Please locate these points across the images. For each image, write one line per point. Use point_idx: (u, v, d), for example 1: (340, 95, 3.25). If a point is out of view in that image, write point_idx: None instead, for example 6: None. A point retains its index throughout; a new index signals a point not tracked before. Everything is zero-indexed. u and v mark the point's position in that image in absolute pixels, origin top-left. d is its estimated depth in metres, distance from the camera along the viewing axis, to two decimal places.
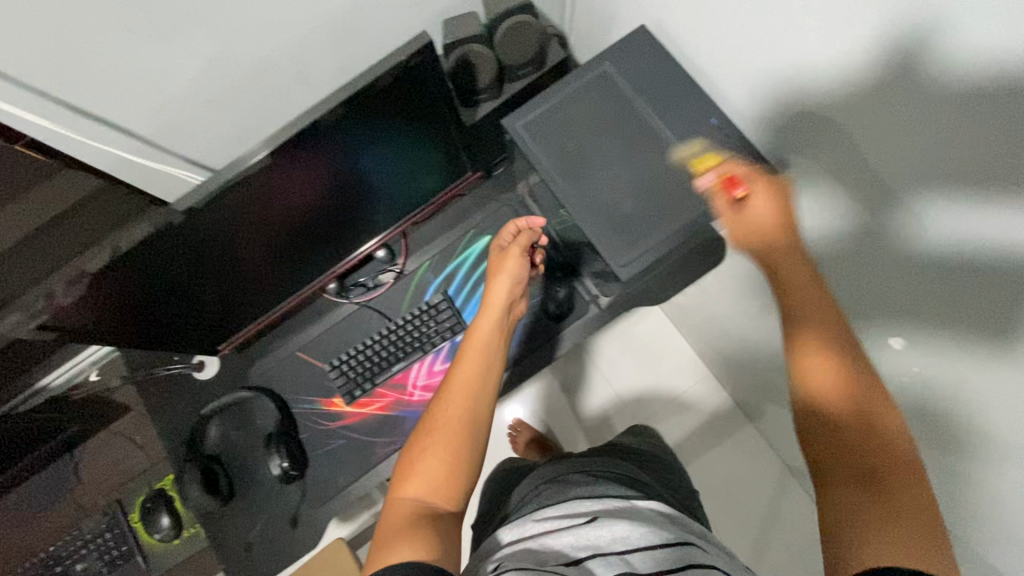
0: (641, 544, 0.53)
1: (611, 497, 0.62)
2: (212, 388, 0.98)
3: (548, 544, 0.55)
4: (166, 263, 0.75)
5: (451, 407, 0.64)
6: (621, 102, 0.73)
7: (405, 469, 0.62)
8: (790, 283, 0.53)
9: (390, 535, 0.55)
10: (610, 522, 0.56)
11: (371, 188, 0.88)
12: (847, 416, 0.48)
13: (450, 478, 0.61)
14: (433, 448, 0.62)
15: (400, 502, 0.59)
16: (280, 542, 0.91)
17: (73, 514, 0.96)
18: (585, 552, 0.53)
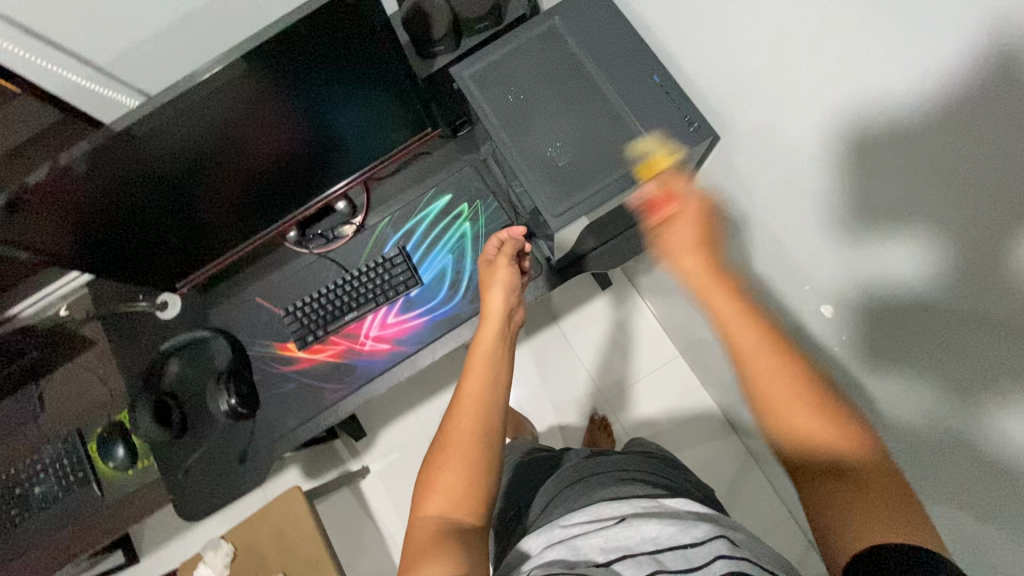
0: (666, 543, 0.61)
1: (637, 502, 0.71)
2: (174, 327, 1.01)
3: (580, 546, 0.63)
4: (123, 189, 0.76)
5: (464, 423, 0.67)
6: (568, 58, 0.74)
7: (425, 486, 0.65)
8: (739, 344, 0.55)
9: (415, 554, 0.58)
10: (639, 524, 0.64)
11: (334, 139, 0.89)
12: (826, 442, 0.49)
13: (469, 493, 0.63)
14: (451, 466, 0.64)
15: (423, 519, 0.62)
16: (227, 477, 0.94)
17: (35, 439, 1.01)
18: (617, 549, 0.61)
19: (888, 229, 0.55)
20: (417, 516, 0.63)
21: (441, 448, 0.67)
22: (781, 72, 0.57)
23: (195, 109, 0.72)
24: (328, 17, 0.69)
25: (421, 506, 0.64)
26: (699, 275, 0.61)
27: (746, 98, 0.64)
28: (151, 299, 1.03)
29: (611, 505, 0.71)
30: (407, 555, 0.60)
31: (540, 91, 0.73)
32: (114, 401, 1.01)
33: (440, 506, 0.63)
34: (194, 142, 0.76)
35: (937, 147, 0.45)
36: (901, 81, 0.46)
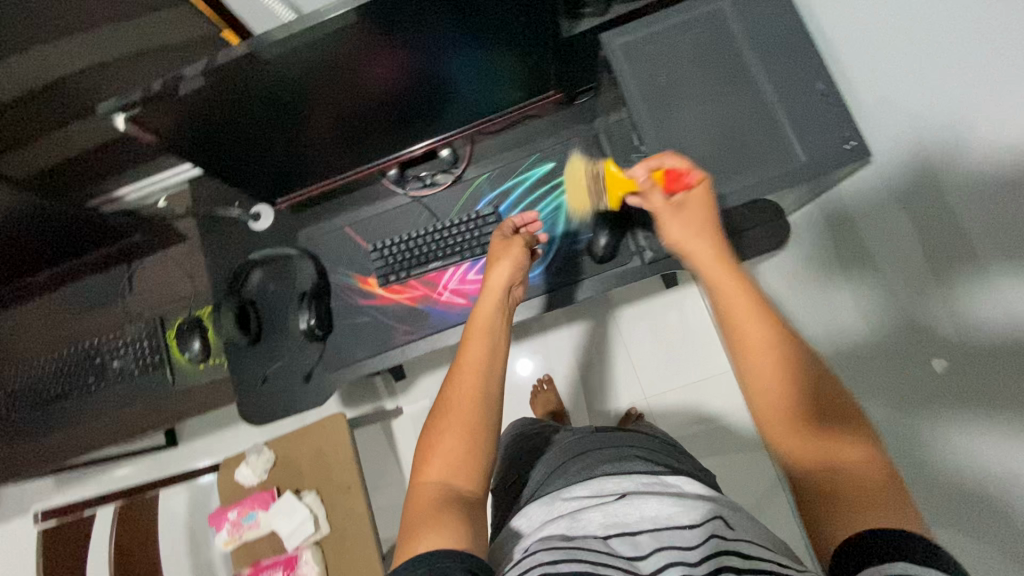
0: (657, 521, 0.63)
1: (638, 479, 0.72)
2: (264, 239, 1.04)
3: (579, 520, 0.64)
4: (245, 104, 0.78)
5: (467, 388, 0.67)
6: (727, 47, 0.70)
7: (424, 452, 0.65)
8: (726, 305, 0.55)
9: (416, 522, 0.58)
10: (637, 502, 0.66)
11: (446, 87, 0.87)
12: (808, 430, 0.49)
13: (468, 460, 0.63)
14: (451, 433, 0.64)
15: (424, 485, 0.62)
16: (291, 393, 0.97)
17: (120, 317, 1.06)
18: (618, 524, 0.63)
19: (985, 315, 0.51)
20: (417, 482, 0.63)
21: (439, 416, 0.67)
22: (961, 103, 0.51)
23: (324, 42, 0.72)
24: None
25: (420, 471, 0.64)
26: (703, 257, 0.58)
27: (900, 133, 0.60)
28: (245, 208, 1.05)
29: (612, 481, 0.73)
30: (406, 519, 0.60)
31: (690, 78, 0.70)
32: (197, 297, 1.05)
33: (439, 472, 0.63)
34: (287, 73, 0.75)
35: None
36: None
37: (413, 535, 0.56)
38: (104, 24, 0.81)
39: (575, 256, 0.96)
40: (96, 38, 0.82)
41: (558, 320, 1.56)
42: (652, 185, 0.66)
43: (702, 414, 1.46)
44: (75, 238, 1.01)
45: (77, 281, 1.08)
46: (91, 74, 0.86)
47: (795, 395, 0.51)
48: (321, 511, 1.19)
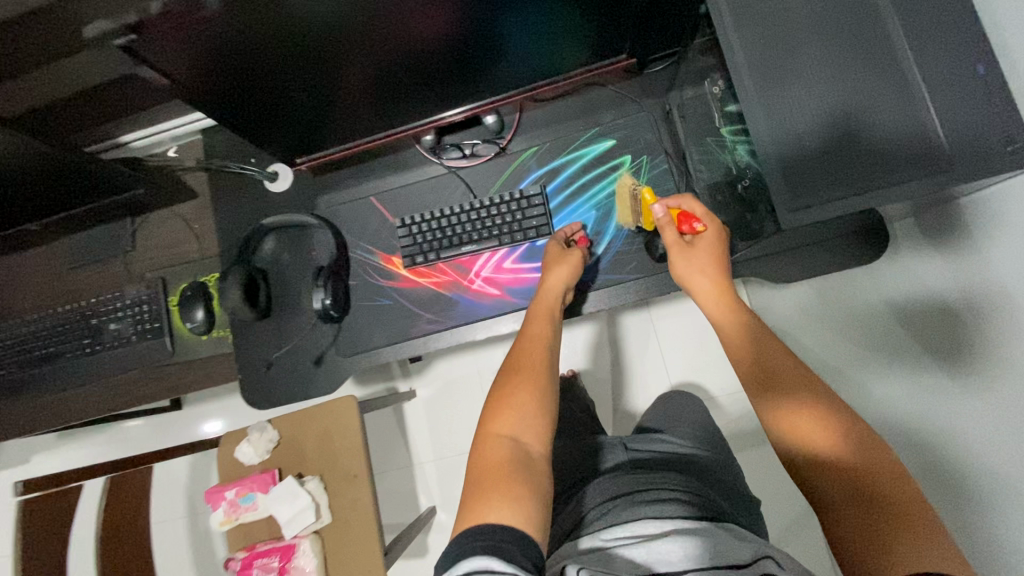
0: (700, 564, 0.52)
1: (681, 520, 0.60)
2: (280, 203, 0.93)
3: (616, 561, 0.54)
4: (264, 34, 0.64)
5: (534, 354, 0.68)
6: (862, 12, 0.56)
7: (489, 409, 0.64)
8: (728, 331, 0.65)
9: (484, 482, 0.55)
10: (681, 540, 0.55)
11: (500, 40, 0.73)
12: (820, 435, 0.53)
13: (538, 419, 0.62)
14: (523, 390, 0.64)
15: (492, 440, 0.60)
16: (300, 376, 0.87)
17: (121, 276, 0.98)
18: (658, 568, 0.52)
19: None
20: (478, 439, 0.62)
21: (502, 380, 0.67)
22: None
23: None
24: None
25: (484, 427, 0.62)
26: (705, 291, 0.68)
27: None
28: (262, 166, 0.94)
29: (654, 522, 0.61)
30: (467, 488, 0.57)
31: (809, 48, 0.57)
32: (204, 261, 0.95)
33: (506, 427, 0.61)
34: (325, 13, 0.63)
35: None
36: None
37: (479, 504, 0.53)
38: None
39: (630, 251, 0.84)
40: None
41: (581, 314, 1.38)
42: (669, 222, 0.72)
43: (739, 435, 1.28)
44: (74, 186, 0.91)
45: (76, 233, 0.99)
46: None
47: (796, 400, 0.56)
48: (323, 499, 1.11)
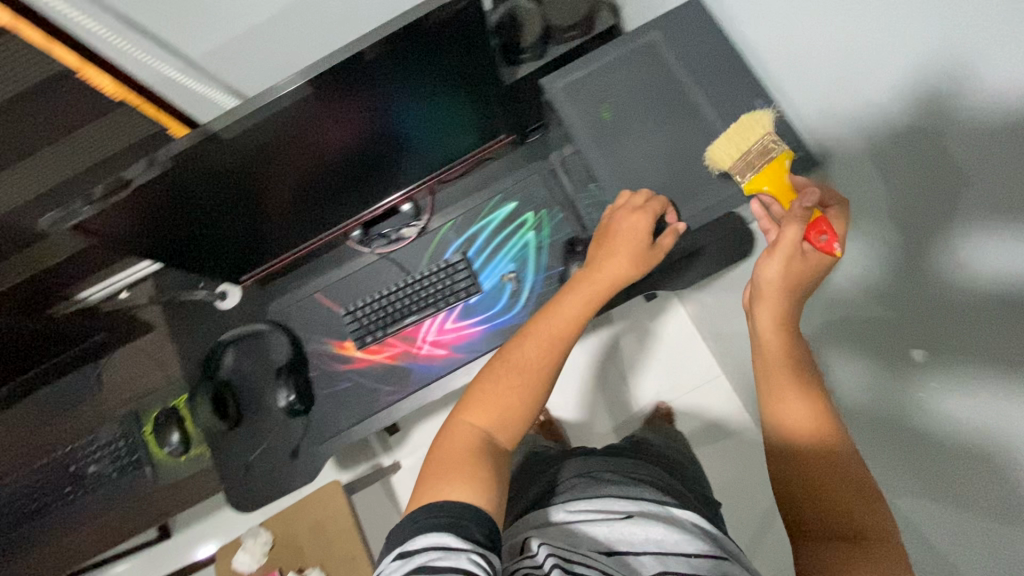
0: (664, 549, 0.60)
1: (647, 501, 0.68)
2: (233, 318, 1.02)
3: (580, 540, 0.63)
4: (198, 191, 0.77)
5: (531, 355, 0.62)
6: (666, 77, 0.72)
7: (476, 394, 0.61)
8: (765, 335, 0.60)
9: (446, 458, 0.56)
10: (645, 524, 0.63)
11: (398, 146, 0.88)
12: (821, 440, 0.57)
13: (514, 412, 0.60)
14: (512, 392, 0.61)
15: (462, 425, 0.60)
16: (280, 473, 0.94)
17: (95, 418, 1.03)
18: (619, 547, 0.61)
19: (942, 268, 0.50)
20: (456, 422, 0.61)
21: (501, 375, 0.62)
22: (885, 89, 0.50)
23: (270, 125, 0.72)
24: (431, 24, 0.68)
25: (462, 415, 0.61)
26: (772, 289, 0.58)
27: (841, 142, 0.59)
28: (210, 287, 1.03)
29: (620, 501, 0.68)
30: (430, 469, 0.57)
31: (630, 110, 0.71)
32: (171, 386, 1.02)
33: (485, 421, 0.60)
34: (238, 155, 0.74)
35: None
36: None
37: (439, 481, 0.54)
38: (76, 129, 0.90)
39: (550, 292, 0.96)
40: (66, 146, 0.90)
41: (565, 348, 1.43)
42: (800, 220, 0.55)
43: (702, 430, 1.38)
44: (34, 347, 0.99)
45: (43, 389, 1.05)
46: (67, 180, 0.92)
47: (830, 429, 0.57)
48: None
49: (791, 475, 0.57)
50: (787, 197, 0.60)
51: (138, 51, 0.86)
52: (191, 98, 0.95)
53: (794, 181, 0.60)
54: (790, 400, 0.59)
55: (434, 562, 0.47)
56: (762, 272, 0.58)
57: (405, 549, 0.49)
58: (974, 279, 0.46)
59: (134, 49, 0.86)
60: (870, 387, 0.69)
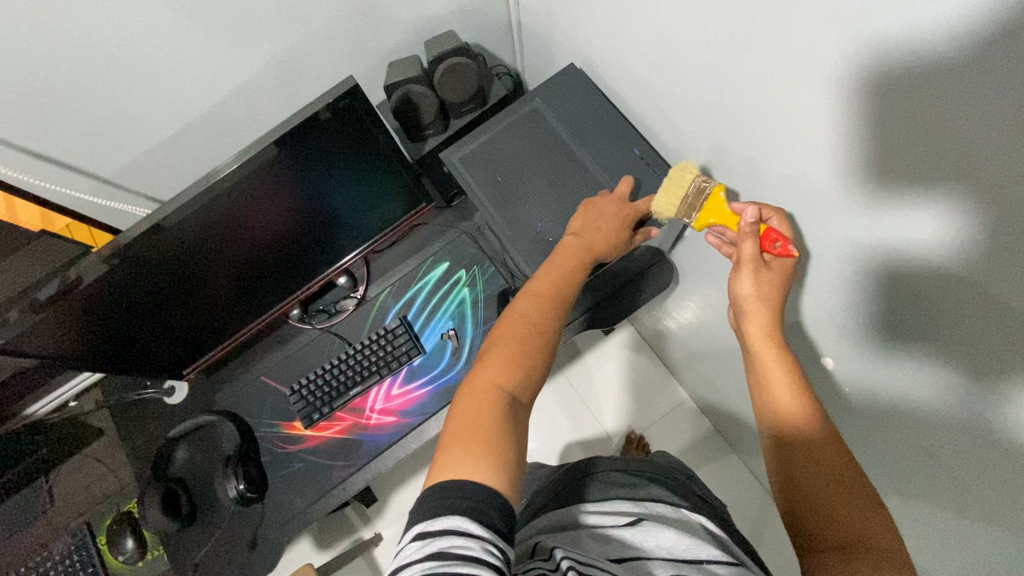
0: (678, 558, 0.55)
1: (657, 505, 0.65)
2: (181, 413, 1.03)
3: (585, 545, 0.58)
4: (131, 292, 0.79)
5: (537, 309, 0.62)
6: (553, 138, 0.80)
7: (490, 352, 0.58)
8: (753, 337, 0.63)
9: (466, 420, 0.51)
10: (655, 528, 0.59)
11: (332, 221, 0.92)
12: (811, 441, 0.57)
13: (528, 366, 0.57)
14: (524, 347, 0.58)
15: (479, 381, 0.55)
16: (237, 564, 0.92)
17: (45, 533, 1.00)
18: (630, 553, 0.56)
19: (905, 242, 0.49)
20: (473, 381, 0.55)
21: (517, 336, 0.59)
22: (773, 98, 0.55)
23: (197, 214, 0.75)
24: (338, 106, 0.73)
25: (481, 372, 0.56)
26: (751, 302, 0.62)
27: (741, 154, 0.64)
28: (156, 385, 1.04)
29: (624, 503, 0.65)
30: (456, 434, 0.50)
31: (527, 170, 0.79)
32: (124, 490, 1.01)
33: (509, 380, 0.55)
34: (179, 245, 0.77)
35: (902, 188, 0.46)
36: (895, 147, 0.45)
37: (459, 451, 0.48)
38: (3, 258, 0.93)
39: None
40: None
41: None
42: (753, 234, 0.60)
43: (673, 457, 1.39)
44: None
45: None
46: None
47: (824, 429, 0.57)
48: None
49: (795, 479, 0.57)
50: (732, 223, 0.63)
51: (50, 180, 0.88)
52: (112, 214, 0.98)
53: (734, 209, 0.63)
54: (778, 402, 0.60)
55: (456, 550, 0.41)
56: (738, 289, 0.62)
57: (427, 528, 0.43)
58: (941, 254, 0.46)
59: (39, 179, 0.87)
60: (846, 372, 0.70)
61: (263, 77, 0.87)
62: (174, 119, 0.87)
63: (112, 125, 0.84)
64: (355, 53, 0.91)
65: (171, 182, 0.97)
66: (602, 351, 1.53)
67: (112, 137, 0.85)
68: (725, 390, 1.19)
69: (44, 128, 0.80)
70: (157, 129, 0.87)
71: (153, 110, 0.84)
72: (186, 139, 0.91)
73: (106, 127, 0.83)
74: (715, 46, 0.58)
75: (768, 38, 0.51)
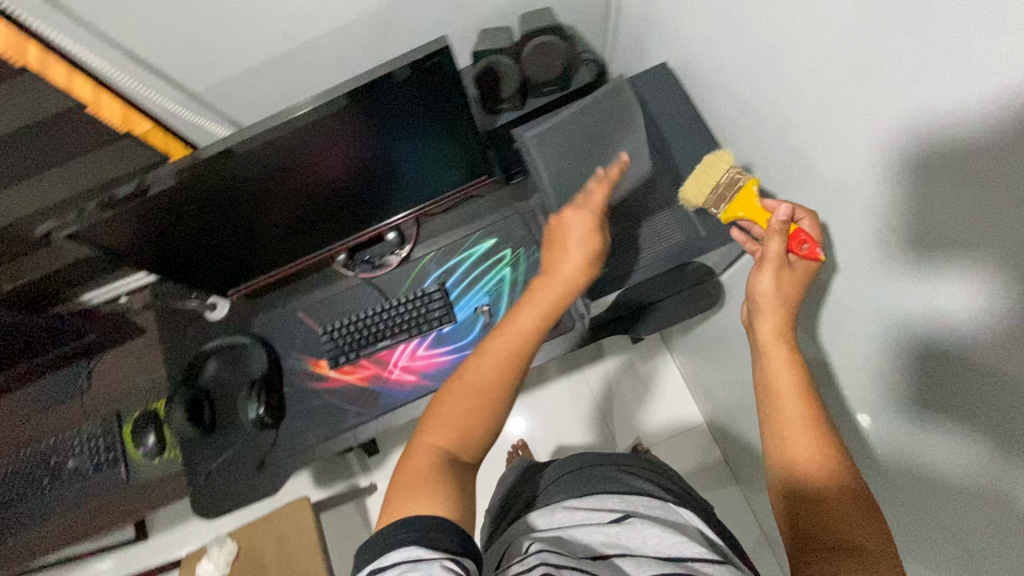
0: (660, 553, 0.55)
1: (646, 501, 0.65)
2: (219, 328, 1.07)
3: (577, 537, 0.59)
4: (196, 206, 0.83)
5: (489, 365, 0.61)
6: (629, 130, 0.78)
7: (438, 412, 0.59)
8: (764, 355, 0.61)
9: (404, 486, 0.53)
10: (642, 526, 0.59)
11: (395, 175, 0.93)
12: (815, 461, 0.55)
13: (476, 428, 0.59)
14: (472, 404, 0.59)
15: (423, 447, 0.57)
16: (243, 482, 0.97)
17: (77, 413, 1.07)
18: (612, 549, 0.56)
19: (987, 302, 0.47)
20: (416, 447, 0.57)
21: (467, 396, 0.59)
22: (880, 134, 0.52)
23: (279, 140, 0.77)
24: (424, 65, 0.73)
25: (422, 438, 0.58)
26: (769, 299, 0.61)
27: (832, 185, 0.62)
28: (201, 298, 1.09)
29: (614, 499, 0.65)
30: (396, 496, 0.53)
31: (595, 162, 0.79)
32: (154, 390, 1.07)
33: (447, 441, 0.57)
34: (250, 171, 0.80)
35: (980, 245, 0.45)
36: (997, 206, 0.43)
37: (398, 505, 0.51)
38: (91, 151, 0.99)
39: None
40: (85, 163, 1.01)
41: (548, 377, 1.51)
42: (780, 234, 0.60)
43: None
44: (17, 346, 1.05)
45: (21, 387, 1.09)
46: (61, 178, 1.00)
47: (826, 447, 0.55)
48: None
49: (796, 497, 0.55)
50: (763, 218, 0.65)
51: (142, 86, 0.91)
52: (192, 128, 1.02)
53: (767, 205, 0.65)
54: (782, 420, 0.58)
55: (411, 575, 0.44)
56: (757, 284, 0.62)
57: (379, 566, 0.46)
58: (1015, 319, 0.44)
59: (132, 81, 0.90)
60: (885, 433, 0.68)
61: (357, 25, 0.89)
62: (267, 48, 0.89)
63: (209, 44, 0.86)
64: (450, 14, 0.91)
65: (253, 107, 1.01)
66: (631, 360, 1.52)
67: (207, 56, 0.88)
68: (744, 424, 1.16)
69: (146, 35, 0.84)
70: (248, 55, 0.90)
71: (249, 36, 0.87)
72: (273, 69, 0.93)
73: (202, 45, 0.86)
74: (829, 70, 0.56)
75: (890, 70, 0.49)
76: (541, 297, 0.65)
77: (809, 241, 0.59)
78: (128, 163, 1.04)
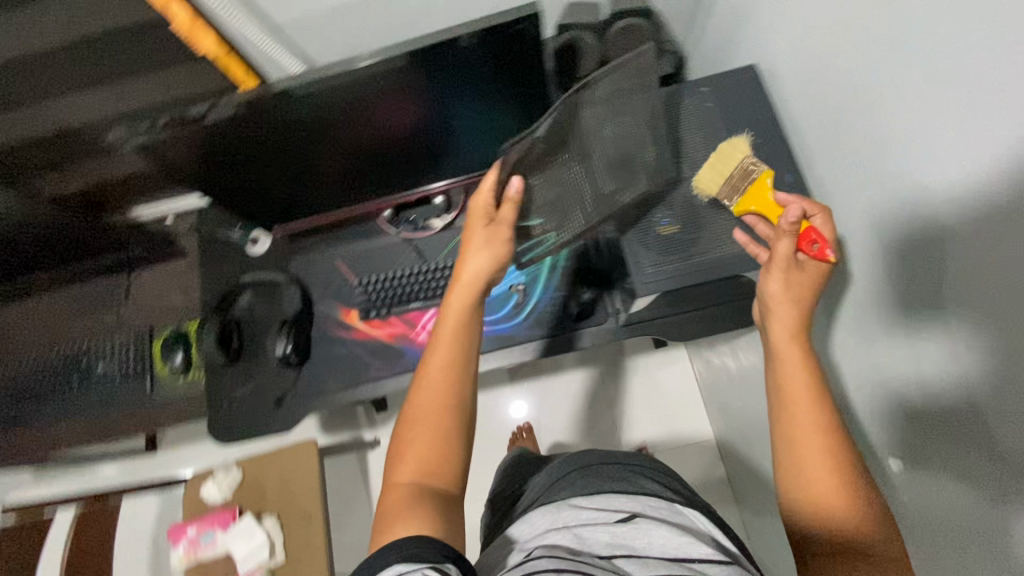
0: (668, 555, 0.55)
1: (648, 497, 0.64)
2: (258, 263, 1.09)
3: (585, 537, 0.59)
4: (257, 138, 0.83)
5: (433, 392, 0.59)
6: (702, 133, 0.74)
7: (397, 449, 0.58)
8: (780, 359, 0.58)
9: (384, 525, 0.53)
10: (649, 525, 0.59)
11: (454, 138, 0.92)
12: (832, 478, 0.53)
13: (442, 456, 0.57)
14: (425, 433, 0.58)
15: (394, 485, 0.56)
16: (260, 414, 0.99)
17: (113, 321, 1.11)
18: (620, 551, 0.56)
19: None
20: (389, 486, 0.56)
21: (425, 428, 0.58)
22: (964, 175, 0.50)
23: (350, 84, 0.76)
24: (505, 29, 0.72)
25: (392, 476, 0.57)
26: (781, 302, 0.62)
27: (902, 220, 0.59)
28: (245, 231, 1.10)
29: (621, 498, 0.65)
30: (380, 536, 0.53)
31: None
32: (188, 311, 1.10)
33: (416, 472, 0.56)
34: (310, 113, 0.80)
35: None
36: None
37: (385, 535, 0.52)
38: (161, 66, 0.94)
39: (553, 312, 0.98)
40: (151, 81, 0.96)
41: (566, 366, 1.51)
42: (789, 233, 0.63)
43: None
44: (68, 249, 1.10)
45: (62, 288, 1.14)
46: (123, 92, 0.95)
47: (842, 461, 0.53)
48: (278, 537, 1.20)
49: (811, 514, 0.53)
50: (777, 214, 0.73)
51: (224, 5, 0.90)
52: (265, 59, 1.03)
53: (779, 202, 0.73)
54: (798, 433, 0.55)
55: None
56: (767, 285, 0.63)
57: None
58: None
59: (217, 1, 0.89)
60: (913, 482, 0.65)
61: None
62: None
63: None
64: None
65: (327, 47, 1.00)
66: (651, 363, 1.50)
67: None
68: (757, 448, 1.14)
69: None
70: None
71: None
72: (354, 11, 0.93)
73: None
74: (924, 98, 0.53)
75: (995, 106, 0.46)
76: (456, 310, 0.64)
77: (817, 240, 0.63)
78: (193, 85, 1.00)
